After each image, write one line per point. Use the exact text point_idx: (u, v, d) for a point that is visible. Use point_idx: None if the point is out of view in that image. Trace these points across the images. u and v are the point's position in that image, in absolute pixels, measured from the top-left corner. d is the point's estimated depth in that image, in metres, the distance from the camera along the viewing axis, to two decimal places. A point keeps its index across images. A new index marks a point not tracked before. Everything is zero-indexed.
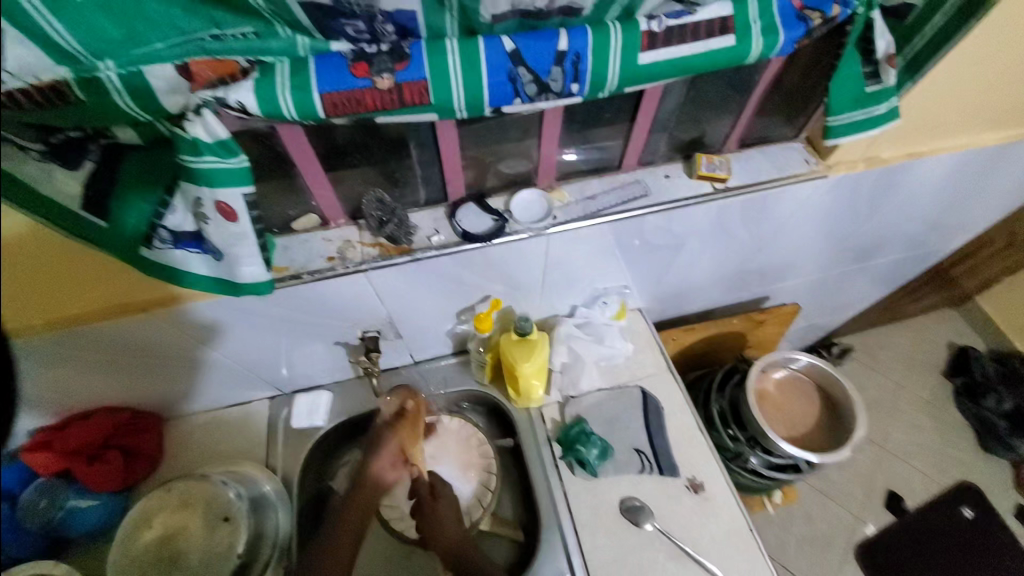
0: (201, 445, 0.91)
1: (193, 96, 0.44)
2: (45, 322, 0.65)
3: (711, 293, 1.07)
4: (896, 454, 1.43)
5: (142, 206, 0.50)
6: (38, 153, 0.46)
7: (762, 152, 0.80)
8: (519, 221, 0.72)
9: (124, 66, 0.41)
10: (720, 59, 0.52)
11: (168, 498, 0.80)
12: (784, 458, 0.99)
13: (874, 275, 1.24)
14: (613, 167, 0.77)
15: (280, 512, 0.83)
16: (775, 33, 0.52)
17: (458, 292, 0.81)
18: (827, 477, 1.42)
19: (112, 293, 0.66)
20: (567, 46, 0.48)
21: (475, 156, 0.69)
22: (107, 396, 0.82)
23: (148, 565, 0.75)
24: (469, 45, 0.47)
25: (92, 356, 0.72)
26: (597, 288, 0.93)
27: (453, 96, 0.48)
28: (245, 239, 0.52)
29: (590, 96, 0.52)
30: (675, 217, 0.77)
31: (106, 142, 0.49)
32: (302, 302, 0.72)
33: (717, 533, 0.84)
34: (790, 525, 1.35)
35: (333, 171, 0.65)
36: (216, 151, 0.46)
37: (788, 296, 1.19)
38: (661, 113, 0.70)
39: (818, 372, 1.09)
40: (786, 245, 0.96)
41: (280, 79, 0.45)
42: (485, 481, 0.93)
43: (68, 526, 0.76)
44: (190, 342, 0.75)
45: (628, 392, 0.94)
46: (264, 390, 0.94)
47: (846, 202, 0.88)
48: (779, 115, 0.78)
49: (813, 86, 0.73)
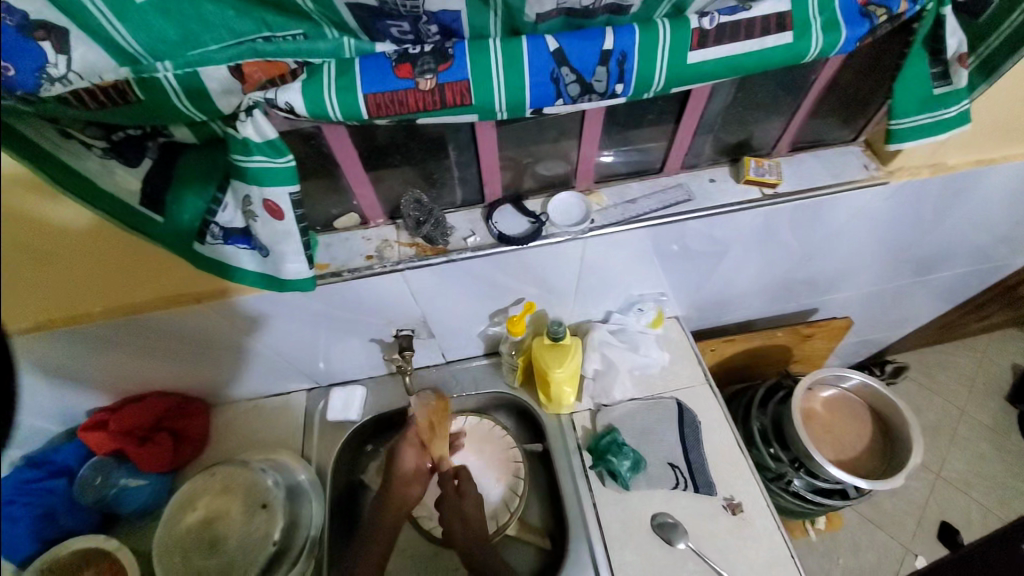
0: (243, 433, 0.94)
1: (245, 98, 0.46)
2: (104, 308, 0.70)
3: (754, 304, 1.02)
4: (954, 484, 1.33)
5: (196, 203, 0.52)
6: (101, 150, 0.49)
7: (816, 156, 0.76)
8: (556, 224, 0.71)
9: (181, 67, 0.43)
10: (774, 59, 0.49)
11: (211, 481, 0.83)
12: (831, 482, 0.94)
13: (934, 290, 1.16)
14: (654, 170, 0.74)
15: (314, 503, 0.85)
16: (837, 29, 0.49)
17: (492, 294, 0.80)
18: (878, 504, 1.32)
19: (168, 285, 0.69)
20: (613, 45, 0.46)
21: (513, 158, 0.68)
22: (159, 381, 0.86)
23: (190, 546, 0.78)
24: (513, 45, 0.46)
25: (148, 343, 0.76)
26: (633, 295, 0.91)
27: (495, 97, 0.48)
28: (291, 237, 0.53)
29: (635, 96, 0.51)
30: (720, 223, 0.74)
31: (163, 139, 0.51)
32: (340, 299, 0.74)
33: (757, 558, 0.79)
34: (834, 553, 1.27)
35: (374, 172, 0.66)
36: (265, 151, 0.47)
37: (838, 309, 1.12)
38: (707, 115, 0.67)
39: (870, 393, 1.02)
40: (838, 255, 0.91)
41: (327, 80, 0.46)
42: (513, 485, 0.92)
43: (119, 503, 0.81)
44: (235, 333, 0.79)
45: (663, 403, 0.91)
46: (302, 382, 0.96)
47: (907, 212, 0.83)
48: (836, 118, 0.74)
49: (875, 86, 0.68)
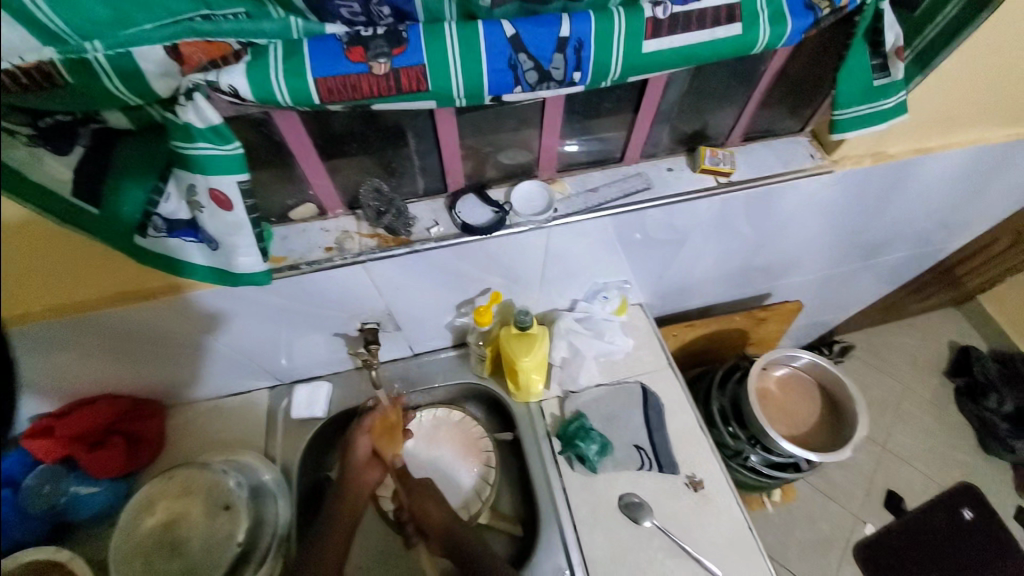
0: (205, 433, 0.90)
1: (184, 79, 0.43)
2: (46, 307, 0.65)
3: (714, 289, 1.06)
4: (897, 454, 1.43)
5: (136, 194, 0.49)
6: (27, 137, 0.45)
7: (766, 146, 0.79)
8: (519, 213, 0.71)
9: (111, 47, 0.40)
10: (723, 49, 0.50)
11: (169, 485, 0.80)
12: (784, 456, 0.99)
13: (878, 273, 1.23)
14: (615, 159, 0.75)
15: (279, 502, 0.82)
16: (783, 22, 0.50)
17: (458, 285, 0.80)
18: (829, 476, 1.41)
19: (116, 281, 0.65)
20: (569, 32, 0.47)
21: (474, 147, 0.68)
22: (112, 382, 0.81)
23: (150, 551, 0.76)
24: (468, 30, 0.46)
25: (97, 343, 0.72)
26: (598, 283, 0.92)
27: (452, 84, 0.47)
28: (241, 228, 0.51)
29: (593, 85, 0.51)
30: (679, 211, 0.76)
31: (97, 126, 0.47)
32: (300, 293, 0.72)
33: (718, 532, 0.83)
34: (790, 524, 1.34)
35: (330, 161, 0.64)
36: (209, 137, 0.45)
37: (791, 293, 1.18)
38: (665, 104, 0.68)
39: (821, 371, 1.08)
40: (790, 241, 0.94)
41: (273, 62, 0.44)
42: (484, 475, 0.93)
43: (73, 510, 0.77)
44: (194, 331, 0.75)
45: (628, 388, 0.93)
46: (264, 380, 0.93)
47: (852, 199, 0.87)
48: (784, 107, 0.77)
49: (820, 78, 0.71)
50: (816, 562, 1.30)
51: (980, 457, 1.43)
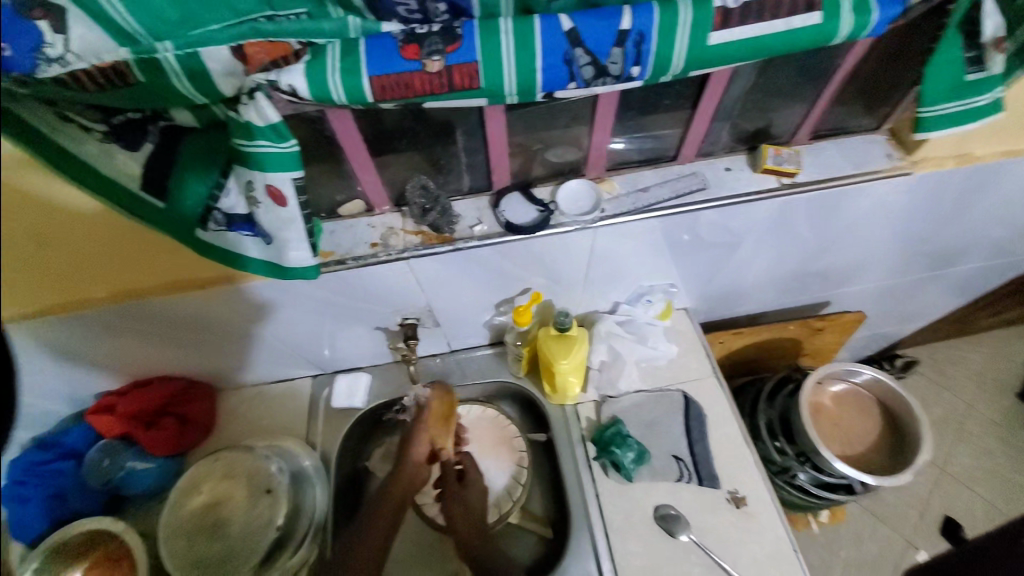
0: (250, 418, 0.94)
1: (247, 80, 0.44)
2: (106, 294, 0.69)
3: (765, 296, 1.00)
4: (961, 480, 1.32)
5: (198, 189, 0.51)
6: (101, 133, 0.48)
7: (837, 144, 0.74)
8: (565, 212, 0.69)
9: (180, 48, 0.41)
10: (800, 40, 0.46)
11: (215, 467, 0.83)
12: (836, 476, 0.93)
13: (950, 284, 1.13)
14: (667, 158, 0.72)
15: (317, 489, 0.85)
16: (868, 11, 0.46)
17: (499, 283, 0.79)
18: (881, 498, 1.32)
19: (172, 271, 0.68)
20: (630, 25, 0.44)
21: (522, 144, 0.66)
22: (164, 365, 0.85)
23: (194, 531, 0.79)
24: (524, 25, 0.44)
25: (150, 329, 0.76)
26: (642, 286, 0.89)
27: (505, 80, 0.46)
28: (294, 223, 0.52)
29: (651, 80, 0.48)
30: (733, 213, 0.72)
31: (164, 123, 0.50)
32: (345, 287, 0.73)
33: (760, 553, 0.79)
34: (835, 546, 1.27)
35: (380, 157, 0.64)
36: (268, 135, 0.46)
37: (850, 303, 1.10)
38: (725, 101, 0.64)
39: (882, 388, 1.01)
40: (853, 248, 0.88)
41: (331, 61, 0.45)
42: (517, 475, 0.92)
43: (127, 484, 0.82)
44: (240, 321, 0.78)
45: (669, 396, 0.90)
46: (307, 369, 0.96)
47: (927, 204, 0.80)
48: (859, 104, 0.71)
49: (901, 73, 0.66)
50: None
51: None
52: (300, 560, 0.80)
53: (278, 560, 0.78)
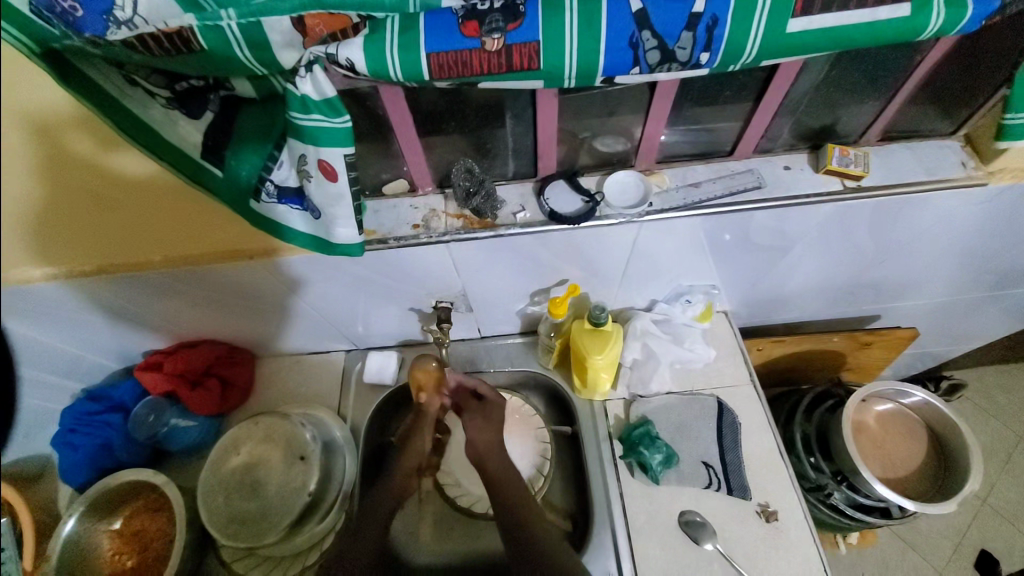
0: (285, 386, 0.97)
1: (306, 52, 0.44)
2: (162, 259, 0.71)
3: (810, 305, 0.96)
4: (1005, 515, 1.25)
5: (253, 160, 0.51)
6: (165, 99, 0.49)
7: (909, 147, 0.69)
8: (611, 204, 0.67)
9: (244, 16, 0.41)
10: (887, 32, 0.43)
11: (255, 429, 0.87)
12: (874, 499, 0.89)
13: (1014, 307, 1.05)
14: (723, 153, 0.69)
15: (347, 459, 0.88)
16: (962, 5, 0.42)
17: (535, 273, 0.78)
18: (916, 527, 1.26)
19: (221, 239, 0.70)
20: (704, 8, 0.42)
21: (571, 132, 0.65)
22: (208, 329, 0.89)
23: (232, 488, 0.83)
24: (591, 5, 0.43)
25: (197, 293, 0.79)
26: (682, 285, 0.87)
27: (565, 62, 0.44)
28: (344, 200, 0.52)
29: (720, 68, 0.46)
30: (788, 215, 0.68)
31: (225, 93, 0.50)
32: (384, 265, 0.73)
33: (787, 569, 0.76)
34: (860, 569, 1.22)
35: (427, 138, 0.64)
36: (322, 109, 0.46)
37: (901, 319, 1.04)
38: (792, 94, 0.60)
39: (932, 412, 0.95)
40: (912, 261, 0.83)
41: (390, 36, 0.44)
42: (540, 465, 0.92)
43: (168, 440, 0.86)
44: (283, 291, 0.80)
45: (702, 400, 0.88)
46: (341, 343, 0.98)
47: (1002, 218, 0.74)
48: (935, 107, 0.66)
49: (989, 76, 0.60)
50: None
51: None
52: (326, 528, 0.82)
53: (307, 524, 0.81)
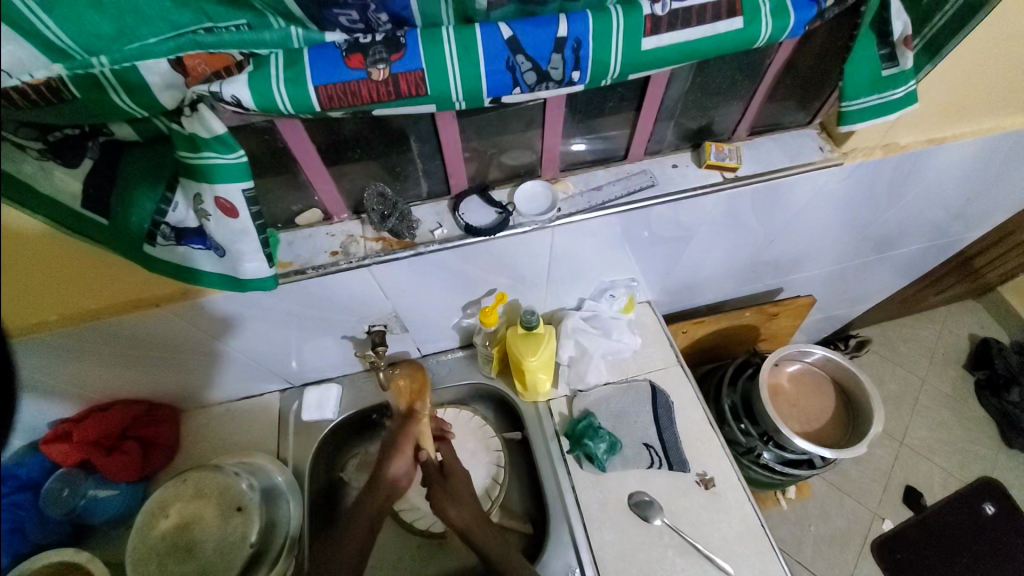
0: (214, 436, 0.92)
1: (188, 91, 0.44)
2: (60, 316, 0.66)
3: (723, 285, 1.05)
4: (916, 451, 1.41)
5: (145, 205, 0.50)
6: (37, 151, 0.46)
7: (775, 139, 0.78)
8: (524, 213, 0.71)
9: (117, 62, 0.41)
10: (729, 41, 0.49)
11: (183, 488, 0.81)
12: (798, 453, 0.97)
13: (894, 266, 1.21)
14: (619, 157, 0.75)
15: (292, 503, 0.84)
16: (787, 15, 0.49)
17: (465, 286, 0.80)
18: (845, 473, 1.39)
19: (123, 290, 0.66)
20: (567, 32, 0.46)
21: (477, 149, 0.67)
22: (122, 389, 0.83)
23: (165, 553, 0.76)
24: (466, 33, 0.46)
25: (107, 351, 0.73)
26: (605, 281, 0.92)
27: (451, 87, 0.47)
28: (247, 235, 0.52)
29: (592, 83, 0.50)
30: (683, 208, 0.75)
31: (105, 138, 0.48)
32: (308, 297, 0.72)
33: (730, 532, 0.82)
34: (804, 521, 1.33)
35: (335, 166, 0.64)
36: (214, 147, 0.46)
37: (802, 288, 1.16)
38: (668, 101, 0.67)
39: (833, 366, 1.07)
40: (801, 234, 0.93)
41: (274, 71, 0.44)
42: (495, 474, 0.93)
43: (90, 514, 0.79)
44: (205, 337, 0.76)
45: (636, 386, 0.93)
46: (275, 383, 0.95)
47: (864, 190, 0.85)
48: (791, 100, 0.75)
49: (829, 69, 0.69)
50: (834, 563, 1.28)
51: (1002, 452, 1.42)
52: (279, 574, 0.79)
53: None
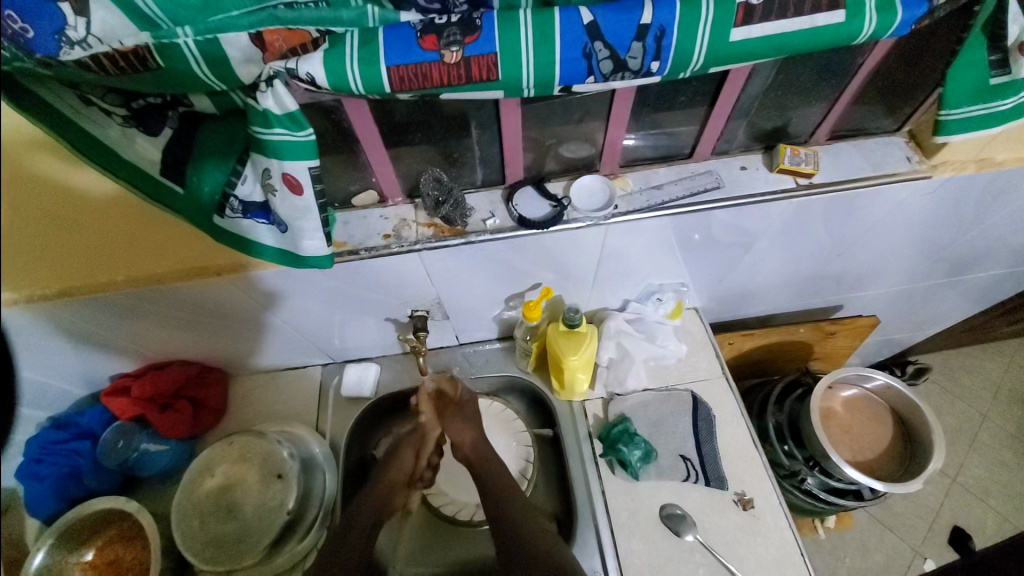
0: (257, 404, 0.96)
1: (266, 67, 0.45)
2: (126, 278, 0.68)
3: (778, 297, 0.99)
4: (972, 492, 1.31)
5: (216, 175, 0.51)
6: (121, 117, 0.48)
7: (856, 145, 0.72)
8: (578, 208, 0.69)
9: (200, 33, 0.42)
10: (826, 36, 0.46)
11: (229, 451, 0.85)
12: (846, 482, 0.92)
13: (967, 291, 1.11)
14: (683, 156, 0.72)
15: (327, 475, 0.86)
16: (894, 10, 0.45)
17: (509, 278, 0.79)
18: (889, 507, 1.31)
19: (189, 257, 0.69)
20: (651, 19, 0.44)
21: (536, 139, 0.66)
22: (179, 351, 0.87)
23: (207, 511, 0.81)
24: (544, 18, 0.44)
25: (170, 313, 0.77)
26: (652, 285, 0.89)
27: (523, 73, 0.46)
28: (309, 213, 0.52)
29: (670, 75, 0.48)
30: (747, 214, 0.71)
31: (184, 109, 0.50)
32: (357, 277, 0.73)
33: (765, 557, 0.78)
34: (840, 551, 1.26)
35: (394, 149, 0.64)
36: (285, 124, 0.46)
37: (862, 308, 1.09)
38: (743, 98, 0.63)
39: (894, 395, 0.99)
40: (869, 251, 0.87)
41: (349, 51, 0.45)
42: (523, 469, 0.93)
43: (139, 466, 0.84)
44: (256, 306, 0.79)
45: (677, 395, 0.90)
46: (317, 357, 0.97)
47: (948, 208, 0.78)
48: (880, 105, 0.70)
49: (926, 75, 0.64)
50: None
51: None
52: (307, 546, 0.81)
53: (287, 544, 0.80)
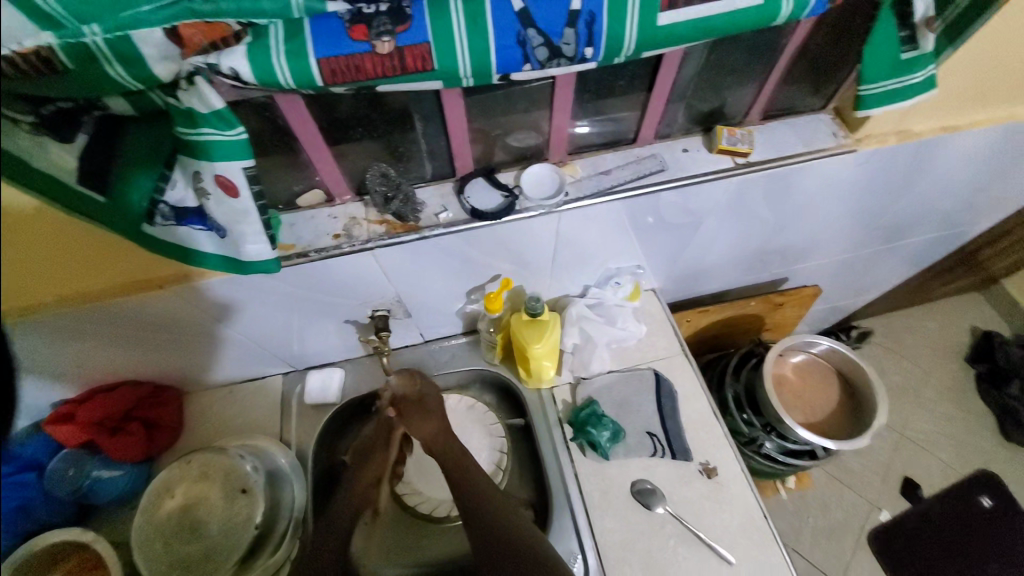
0: (215, 419, 0.92)
1: (183, 63, 0.42)
2: (57, 297, 0.66)
3: (729, 273, 1.03)
4: (916, 443, 1.41)
5: (144, 183, 0.49)
6: (30, 125, 0.44)
7: (788, 124, 0.76)
8: (530, 197, 0.69)
9: (109, 31, 0.39)
10: (748, 19, 0.47)
11: (188, 469, 0.81)
12: (801, 443, 0.97)
13: (900, 256, 1.19)
14: (628, 140, 0.73)
15: (295, 486, 0.84)
16: None
17: (467, 271, 0.79)
18: (846, 465, 1.39)
19: (130, 270, 0.66)
20: (581, 5, 0.45)
21: (482, 129, 0.66)
22: (125, 369, 0.82)
23: (170, 534, 0.78)
24: (475, 5, 0.44)
25: (112, 332, 0.73)
26: (610, 268, 0.91)
27: (459, 61, 0.46)
28: (249, 215, 0.50)
29: (605, 61, 0.49)
30: (692, 194, 0.73)
31: (100, 113, 0.47)
32: (311, 280, 0.71)
33: (731, 521, 0.82)
34: (802, 510, 1.34)
35: (336, 145, 0.62)
36: (213, 123, 0.45)
37: (807, 278, 1.15)
38: (679, 82, 0.65)
39: (838, 357, 1.05)
40: (809, 223, 0.91)
41: (274, 44, 0.43)
42: (498, 460, 0.94)
43: (93, 494, 0.79)
44: (206, 319, 0.75)
45: (640, 374, 0.92)
46: (276, 366, 0.94)
47: (877, 178, 0.83)
48: (807, 84, 0.73)
49: (846, 53, 0.67)
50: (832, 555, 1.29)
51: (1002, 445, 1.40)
52: (281, 559, 0.80)
53: (259, 558, 0.78)
